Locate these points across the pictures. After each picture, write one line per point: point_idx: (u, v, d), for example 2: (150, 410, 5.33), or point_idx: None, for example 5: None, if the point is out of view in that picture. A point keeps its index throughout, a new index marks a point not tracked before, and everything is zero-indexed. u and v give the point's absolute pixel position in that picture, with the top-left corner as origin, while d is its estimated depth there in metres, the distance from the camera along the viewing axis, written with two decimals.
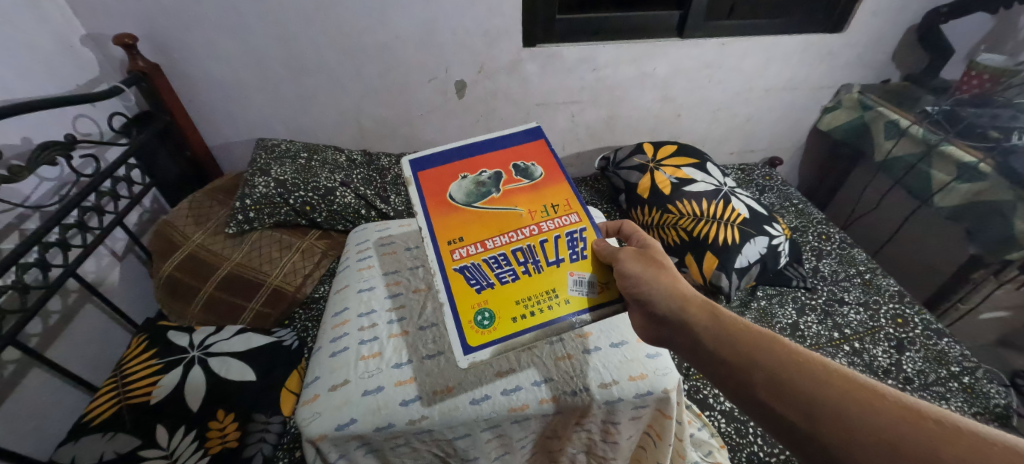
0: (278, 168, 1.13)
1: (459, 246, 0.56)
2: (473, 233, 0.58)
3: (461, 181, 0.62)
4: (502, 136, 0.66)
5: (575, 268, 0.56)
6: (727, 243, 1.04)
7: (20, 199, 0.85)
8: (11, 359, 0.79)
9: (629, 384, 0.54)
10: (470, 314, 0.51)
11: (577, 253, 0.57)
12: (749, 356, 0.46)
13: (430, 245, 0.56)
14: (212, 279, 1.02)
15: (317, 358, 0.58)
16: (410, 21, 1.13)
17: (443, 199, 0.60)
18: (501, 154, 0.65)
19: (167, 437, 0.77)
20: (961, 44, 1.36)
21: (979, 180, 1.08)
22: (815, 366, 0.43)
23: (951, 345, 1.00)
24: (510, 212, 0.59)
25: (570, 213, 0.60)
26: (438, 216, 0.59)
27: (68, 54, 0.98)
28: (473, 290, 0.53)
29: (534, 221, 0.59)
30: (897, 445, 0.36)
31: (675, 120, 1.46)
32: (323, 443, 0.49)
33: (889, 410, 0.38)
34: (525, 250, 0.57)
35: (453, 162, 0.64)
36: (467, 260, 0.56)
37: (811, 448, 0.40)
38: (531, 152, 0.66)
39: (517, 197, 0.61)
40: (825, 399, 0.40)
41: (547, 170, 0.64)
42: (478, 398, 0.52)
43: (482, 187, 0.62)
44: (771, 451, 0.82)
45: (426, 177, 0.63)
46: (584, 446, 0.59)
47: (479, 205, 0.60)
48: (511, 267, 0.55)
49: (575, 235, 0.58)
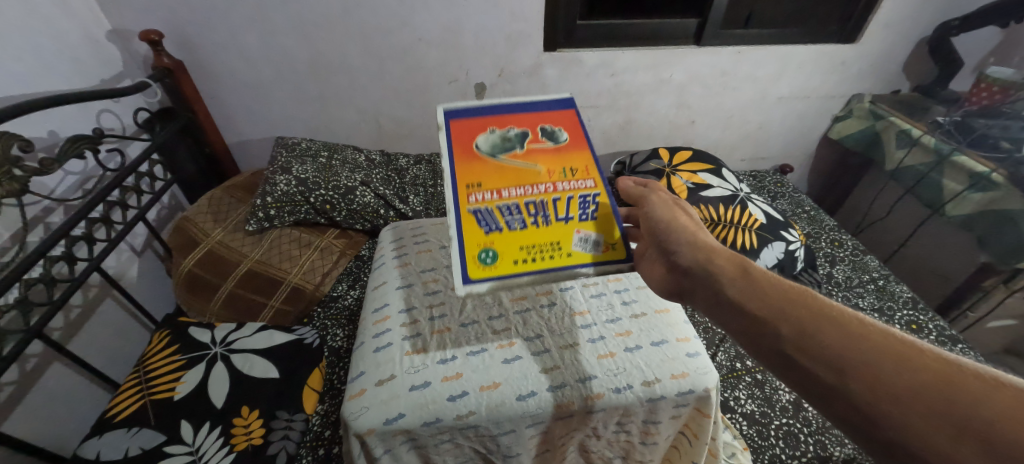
0: (299, 167, 1.14)
1: (476, 191, 0.55)
2: (491, 180, 0.56)
3: (489, 134, 0.60)
4: (534, 99, 0.63)
5: (582, 227, 0.55)
6: (745, 247, 1.06)
7: (45, 192, 0.85)
8: (34, 352, 0.78)
9: (671, 382, 0.54)
10: (474, 250, 0.52)
11: (585, 214, 0.56)
12: (777, 307, 0.42)
13: (447, 185, 0.55)
14: (232, 276, 1.01)
15: (360, 353, 0.58)
16: (434, 24, 1.14)
17: (468, 147, 0.59)
18: (530, 117, 0.63)
19: (192, 433, 0.77)
20: (970, 56, 1.40)
21: (991, 190, 1.11)
22: (847, 317, 0.39)
23: (966, 351, 1.01)
24: (529, 168, 0.57)
25: (587, 179, 0.58)
26: (460, 162, 0.57)
27: (94, 49, 0.99)
28: (482, 230, 0.53)
29: (551, 180, 0.57)
30: (933, 399, 0.33)
31: (689, 126, 1.48)
32: (371, 437, 0.49)
33: (927, 363, 0.34)
34: (538, 204, 0.55)
35: (484, 113, 0.62)
36: (481, 204, 0.55)
37: (837, 400, 0.36)
38: (560, 121, 0.63)
39: (539, 156, 0.58)
40: (857, 351, 0.36)
41: (571, 137, 0.61)
42: (525, 395, 0.52)
43: (508, 143, 0.59)
44: (793, 454, 0.82)
45: (456, 127, 0.60)
46: (621, 448, 0.59)
47: (502, 156, 0.58)
48: (521, 217, 0.54)
49: (589, 198, 0.56)
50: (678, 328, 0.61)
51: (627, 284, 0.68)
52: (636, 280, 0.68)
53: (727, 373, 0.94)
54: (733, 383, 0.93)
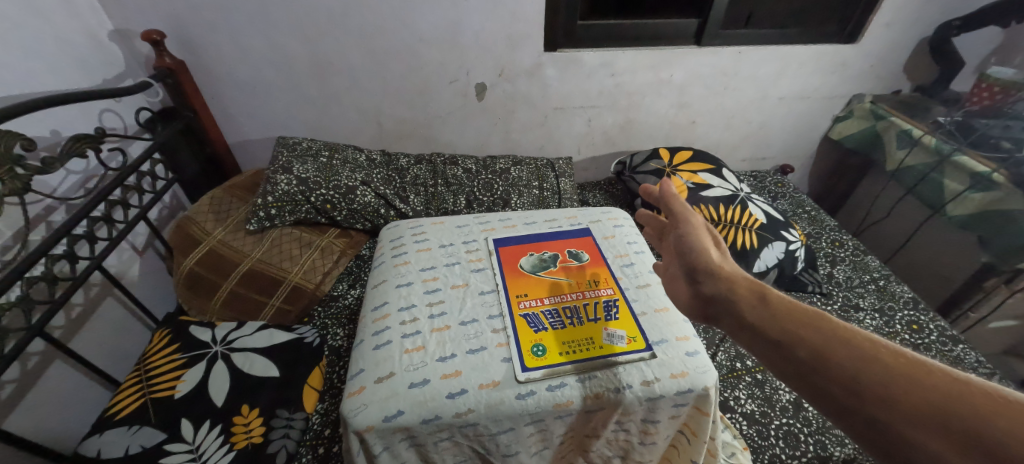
0: (300, 166, 1.14)
1: (524, 298, 0.62)
2: (536, 290, 0.63)
3: (528, 257, 0.69)
4: (560, 229, 0.75)
5: (610, 326, 0.59)
6: (745, 247, 1.06)
7: (48, 191, 0.86)
8: (36, 351, 0.79)
9: (671, 381, 0.54)
10: (526, 345, 0.56)
11: (611, 315, 0.60)
12: (792, 330, 0.42)
13: (500, 294, 0.63)
14: (233, 275, 1.02)
15: (360, 351, 0.58)
16: (435, 24, 1.15)
17: (516, 270, 0.67)
18: (558, 241, 0.73)
19: (192, 431, 0.77)
20: (972, 56, 1.40)
21: (992, 189, 1.11)
22: (861, 340, 0.38)
23: (967, 351, 1.01)
24: (559, 281, 0.65)
25: (607, 287, 0.64)
26: (509, 276, 0.66)
27: (97, 49, 0.99)
28: (531, 329, 0.58)
29: (578, 289, 0.64)
30: (948, 420, 0.32)
31: (690, 126, 1.48)
32: (370, 434, 0.49)
33: (937, 382, 0.34)
34: (574, 308, 0.61)
35: (526, 244, 0.72)
36: (530, 309, 0.61)
37: (856, 423, 0.36)
38: (581, 243, 0.73)
39: (569, 270, 0.67)
40: (871, 373, 0.36)
41: (593, 256, 0.70)
42: (524, 393, 0.52)
43: (543, 262, 0.68)
44: (793, 454, 0.82)
45: (505, 253, 0.71)
46: (620, 446, 0.60)
47: (542, 273, 0.66)
48: (559, 318, 0.59)
49: (610, 303, 0.62)
50: (678, 327, 0.60)
51: (626, 283, 0.65)
52: (635, 279, 0.66)
53: (727, 373, 0.94)
54: (733, 383, 0.92)
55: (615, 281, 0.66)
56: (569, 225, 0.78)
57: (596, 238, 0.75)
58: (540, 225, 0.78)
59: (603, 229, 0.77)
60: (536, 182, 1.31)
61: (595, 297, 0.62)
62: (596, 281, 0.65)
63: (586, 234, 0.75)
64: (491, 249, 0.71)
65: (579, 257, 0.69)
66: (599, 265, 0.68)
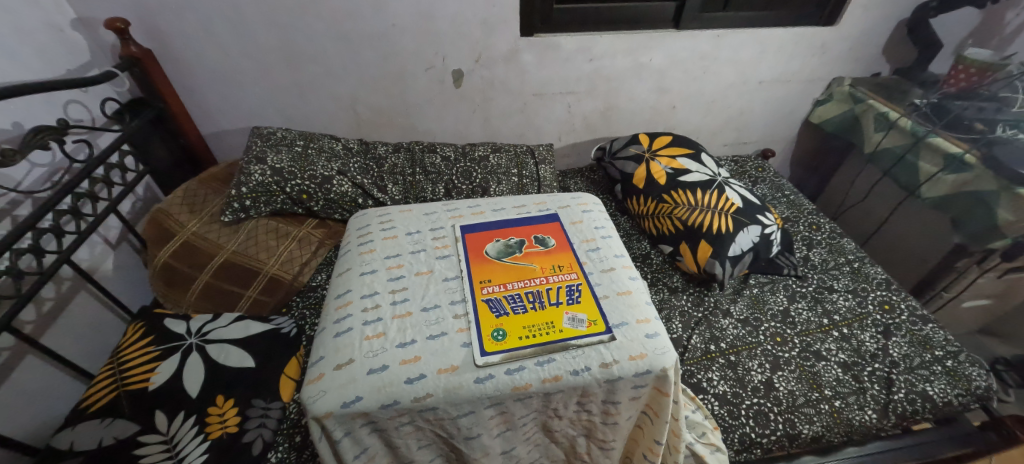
0: (274, 156, 1.12)
1: (488, 285, 0.62)
2: (500, 275, 0.64)
3: (496, 244, 0.69)
4: (527, 215, 0.74)
5: (571, 310, 0.59)
6: (721, 232, 1.06)
7: (12, 184, 0.84)
8: (6, 346, 0.78)
9: (629, 363, 0.55)
10: (486, 329, 0.56)
11: (573, 297, 0.61)
12: None
13: (464, 283, 0.63)
14: (208, 267, 1.00)
15: (321, 338, 0.58)
16: (408, 9, 1.13)
17: (481, 256, 0.67)
18: (526, 228, 0.73)
19: (167, 422, 0.77)
20: (950, 38, 1.40)
21: (965, 171, 1.13)
22: None
23: (936, 330, 1.02)
24: (524, 267, 0.65)
25: (571, 272, 0.65)
26: (474, 263, 0.66)
27: (58, 38, 0.96)
28: (492, 315, 0.58)
29: (544, 274, 0.64)
30: None
31: (670, 111, 1.48)
32: (329, 420, 0.50)
33: None
34: (537, 292, 0.61)
35: (493, 229, 0.72)
36: (493, 294, 0.61)
37: None
38: (548, 228, 0.73)
39: (534, 256, 0.67)
40: None
41: (559, 241, 0.70)
42: (482, 377, 0.52)
43: (509, 247, 0.68)
44: (763, 432, 0.84)
45: (472, 238, 0.71)
46: (584, 427, 0.62)
47: (507, 259, 0.66)
48: (521, 302, 0.60)
49: (572, 287, 0.62)
50: (639, 310, 0.60)
51: (591, 267, 0.66)
52: (600, 263, 0.67)
53: (701, 355, 0.95)
54: (706, 365, 0.93)
55: (579, 266, 0.66)
56: (537, 211, 0.78)
57: (564, 223, 0.75)
58: (508, 211, 0.78)
59: (571, 214, 0.77)
60: (515, 169, 1.31)
61: (559, 282, 0.63)
62: (561, 266, 0.65)
63: (554, 219, 0.75)
64: (458, 236, 0.71)
65: (545, 243, 0.70)
66: (565, 250, 0.69)
